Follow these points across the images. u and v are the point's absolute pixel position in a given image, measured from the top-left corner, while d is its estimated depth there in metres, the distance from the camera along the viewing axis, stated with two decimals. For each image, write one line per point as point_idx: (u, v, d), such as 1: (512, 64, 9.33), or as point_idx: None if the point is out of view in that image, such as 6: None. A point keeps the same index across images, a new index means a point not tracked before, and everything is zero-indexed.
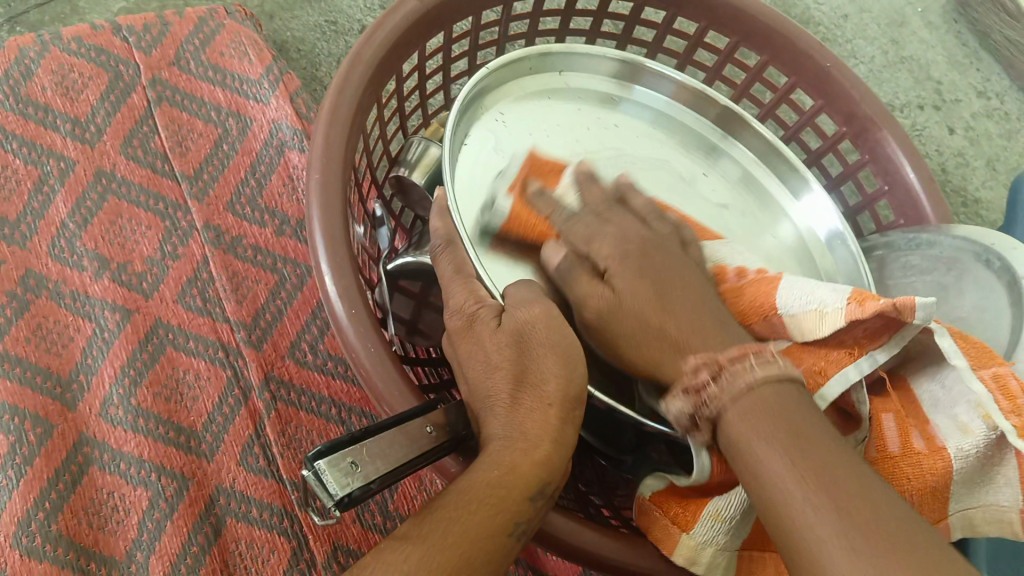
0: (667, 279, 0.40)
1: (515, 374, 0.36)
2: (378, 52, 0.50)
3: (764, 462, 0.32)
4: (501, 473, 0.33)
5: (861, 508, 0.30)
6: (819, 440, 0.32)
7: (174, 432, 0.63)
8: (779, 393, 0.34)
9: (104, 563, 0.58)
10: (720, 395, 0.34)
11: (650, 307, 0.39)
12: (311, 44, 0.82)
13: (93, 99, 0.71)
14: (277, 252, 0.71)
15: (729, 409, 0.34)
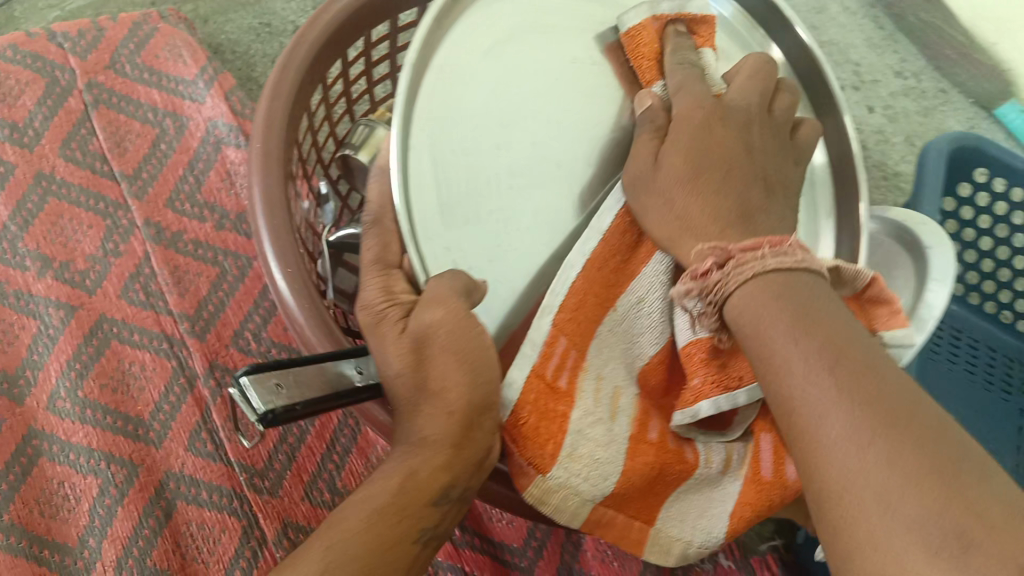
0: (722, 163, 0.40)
1: (415, 379, 0.34)
2: (322, 36, 0.53)
3: (781, 346, 0.32)
4: (397, 481, 0.33)
5: (882, 400, 0.29)
6: (837, 328, 0.32)
7: (122, 421, 0.64)
8: (794, 281, 0.34)
9: (57, 550, 0.60)
10: (725, 280, 0.35)
11: (711, 139, 0.41)
12: (246, 46, 0.84)
13: (30, 104, 0.72)
14: (218, 245, 0.73)
15: (736, 293, 0.34)
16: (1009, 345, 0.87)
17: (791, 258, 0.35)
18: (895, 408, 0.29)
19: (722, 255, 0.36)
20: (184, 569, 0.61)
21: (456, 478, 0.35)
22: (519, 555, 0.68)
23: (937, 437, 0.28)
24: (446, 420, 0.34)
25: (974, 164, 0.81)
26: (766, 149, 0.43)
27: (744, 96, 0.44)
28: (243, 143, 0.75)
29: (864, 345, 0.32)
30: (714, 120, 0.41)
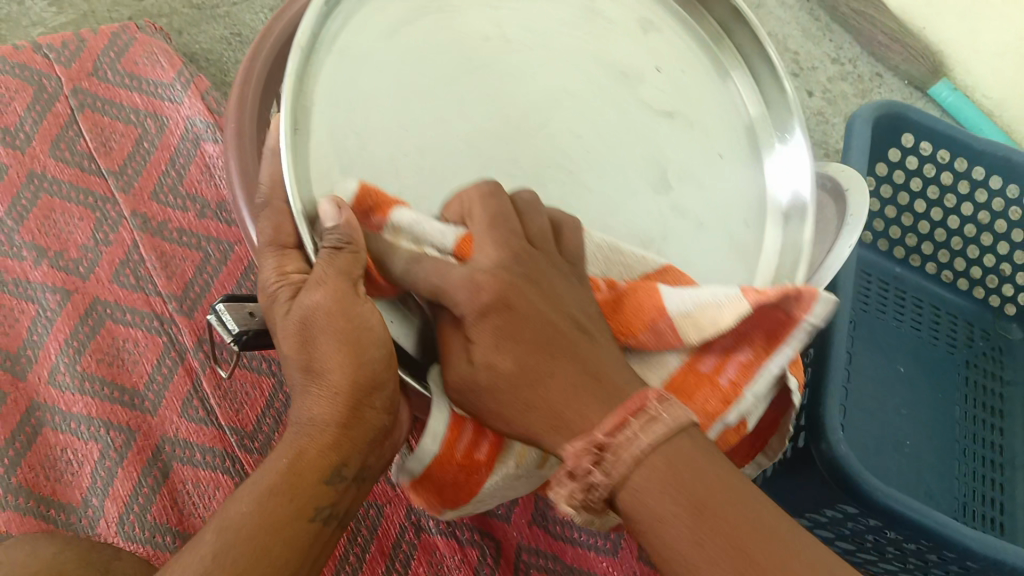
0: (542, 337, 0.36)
1: (302, 364, 0.38)
2: (272, 51, 0.62)
3: (650, 507, 0.33)
4: (290, 462, 0.38)
5: (739, 544, 0.33)
6: (699, 473, 0.34)
7: (118, 391, 0.69)
8: (678, 447, 0.34)
9: (63, 509, 0.64)
10: (606, 482, 0.34)
11: (520, 330, 0.36)
12: (219, 54, 0.90)
13: (20, 109, 0.78)
14: (200, 233, 0.78)
15: (620, 487, 0.34)
16: (957, 305, 0.91)
17: (662, 424, 0.34)
18: (737, 524, 0.33)
19: (594, 451, 0.34)
20: (182, 523, 0.66)
21: (353, 460, 0.39)
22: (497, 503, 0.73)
23: (763, 545, 0.33)
24: (336, 408, 0.38)
25: (901, 129, 0.82)
26: (556, 283, 0.37)
27: (489, 254, 0.36)
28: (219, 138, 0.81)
29: (710, 467, 0.34)
30: (535, 281, 0.37)
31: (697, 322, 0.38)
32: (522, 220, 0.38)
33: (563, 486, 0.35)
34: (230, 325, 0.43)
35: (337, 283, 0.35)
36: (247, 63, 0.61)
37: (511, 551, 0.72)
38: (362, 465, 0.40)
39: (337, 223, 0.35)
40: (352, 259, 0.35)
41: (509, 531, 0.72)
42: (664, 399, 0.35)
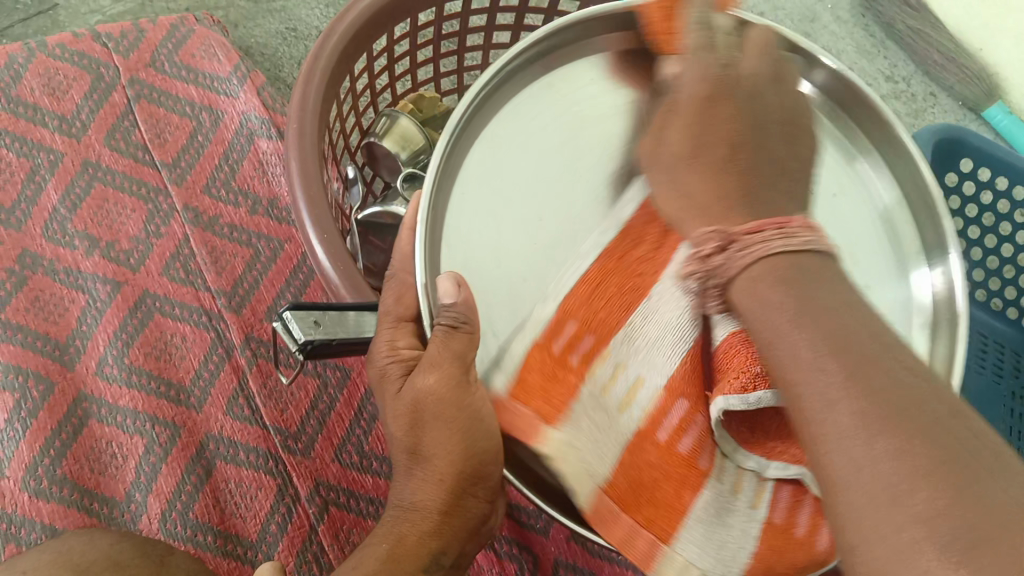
0: (712, 136, 0.39)
1: (413, 448, 0.40)
2: (334, 53, 0.62)
3: (794, 341, 0.31)
4: (389, 548, 0.40)
5: (898, 412, 0.28)
6: (861, 323, 0.31)
7: (165, 386, 0.69)
8: (809, 262, 0.34)
9: (106, 503, 0.64)
10: (725, 266, 0.35)
11: (717, 117, 0.39)
12: (274, 48, 0.89)
13: (77, 98, 0.78)
14: (251, 229, 0.77)
15: (735, 276, 0.35)
16: (1004, 334, 0.78)
17: (798, 239, 0.34)
18: (872, 355, 0.29)
19: (723, 237, 0.36)
20: (223, 522, 0.65)
21: (449, 544, 0.42)
22: (535, 517, 0.71)
23: (914, 409, 0.28)
24: (441, 490, 0.40)
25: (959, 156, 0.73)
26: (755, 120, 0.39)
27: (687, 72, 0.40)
28: (273, 134, 0.80)
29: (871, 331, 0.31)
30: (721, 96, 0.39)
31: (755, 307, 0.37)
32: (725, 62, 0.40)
33: (687, 262, 0.37)
34: (297, 333, 0.42)
35: (450, 365, 0.37)
36: (309, 63, 0.61)
37: (548, 566, 0.69)
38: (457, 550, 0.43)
39: (455, 301, 0.35)
40: (467, 341, 0.36)
41: (548, 546, 0.70)
42: (801, 228, 0.35)
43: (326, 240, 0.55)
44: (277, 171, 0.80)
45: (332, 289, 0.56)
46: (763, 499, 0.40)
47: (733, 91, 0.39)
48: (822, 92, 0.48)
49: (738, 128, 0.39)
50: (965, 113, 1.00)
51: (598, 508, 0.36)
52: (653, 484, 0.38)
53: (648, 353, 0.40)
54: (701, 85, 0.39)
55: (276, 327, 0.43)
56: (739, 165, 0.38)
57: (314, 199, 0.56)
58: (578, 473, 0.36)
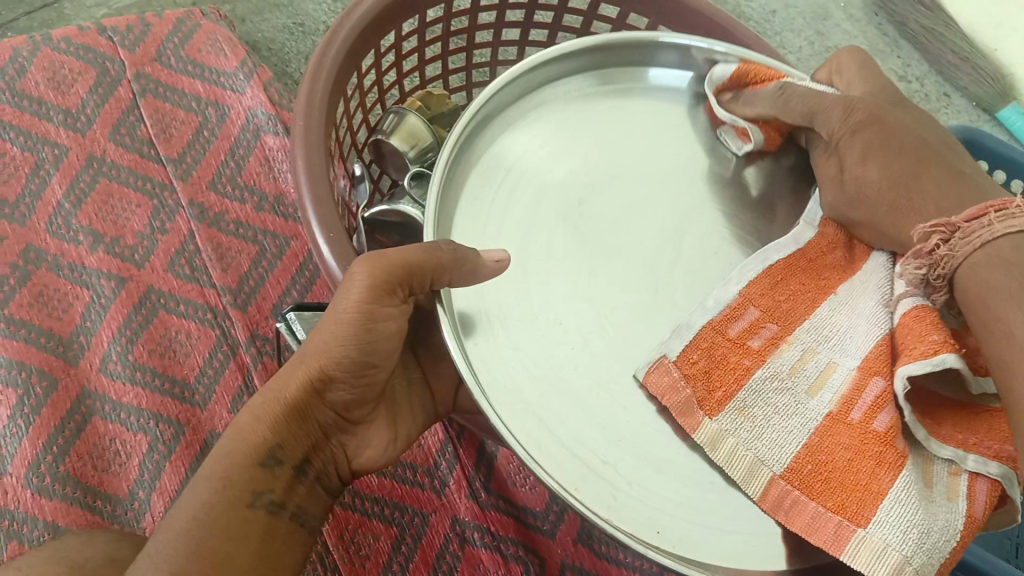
0: (897, 148, 0.44)
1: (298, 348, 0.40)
2: (342, 48, 0.61)
3: (996, 305, 0.38)
4: (232, 440, 0.40)
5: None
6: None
7: (169, 383, 0.69)
8: (1013, 243, 0.38)
9: (109, 501, 0.64)
10: (953, 256, 0.40)
11: (887, 138, 0.45)
12: (281, 43, 0.88)
13: (82, 92, 0.78)
14: (257, 226, 0.76)
15: (961, 264, 0.39)
16: None
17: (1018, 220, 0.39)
18: None
19: (947, 229, 0.40)
20: None
21: (296, 450, 0.41)
22: (541, 518, 0.70)
23: None
24: (297, 383, 0.39)
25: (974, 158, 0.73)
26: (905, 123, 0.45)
27: (835, 116, 0.46)
28: (280, 130, 0.80)
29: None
30: (876, 125, 0.45)
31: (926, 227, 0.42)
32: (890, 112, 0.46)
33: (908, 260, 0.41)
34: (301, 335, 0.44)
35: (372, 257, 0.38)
36: (316, 58, 0.60)
37: (554, 568, 0.69)
38: (307, 463, 0.42)
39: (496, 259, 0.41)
40: (451, 257, 0.38)
41: (554, 548, 0.69)
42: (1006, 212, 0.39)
43: (332, 239, 0.54)
44: (284, 167, 0.79)
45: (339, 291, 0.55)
46: (960, 492, 0.38)
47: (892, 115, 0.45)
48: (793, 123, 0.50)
49: (901, 147, 0.44)
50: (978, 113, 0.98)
51: (767, 493, 0.39)
52: (846, 462, 0.38)
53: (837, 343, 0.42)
54: (855, 118, 0.45)
55: (279, 327, 0.45)
56: (918, 187, 0.43)
57: (320, 197, 0.55)
58: (736, 458, 0.39)
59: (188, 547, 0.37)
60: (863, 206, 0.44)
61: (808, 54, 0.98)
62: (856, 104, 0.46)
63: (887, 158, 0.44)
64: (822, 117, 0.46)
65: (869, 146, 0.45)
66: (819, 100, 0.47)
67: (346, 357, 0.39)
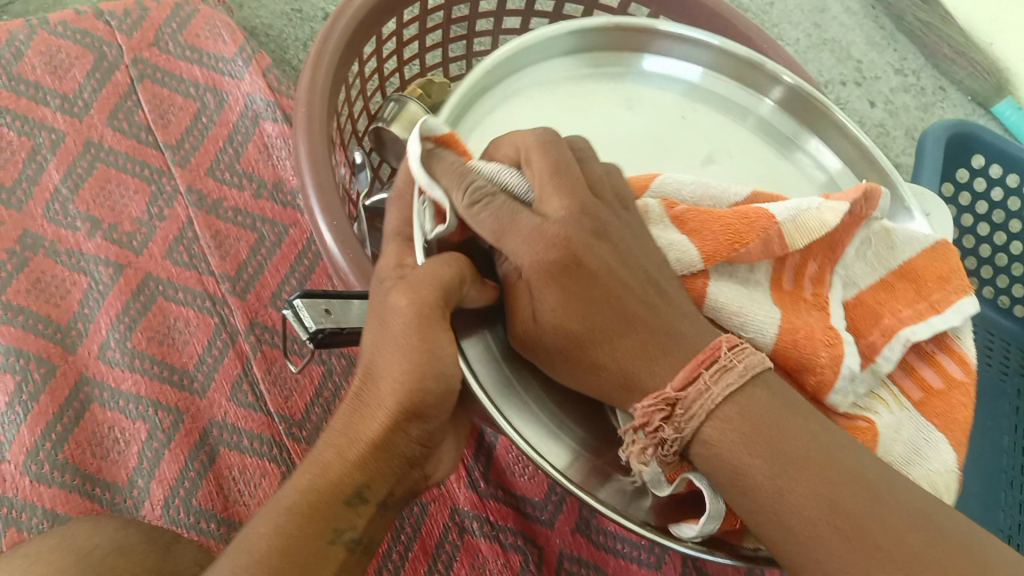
0: (596, 292, 0.35)
1: (365, 374, 0.37)
2: (345, 34, 0.61)
3: (751, 475, 0.32)
4: (311, 478, 0.37)
5: (859, 527, 0.31)
6: (796, 435, 0.33)
7: (168, 371, 0.68)
8: (757, 396, 0.33)
9: (108, 489, 0.63)
10: (682, 421, 0.33)
11: (576, 275, 0.35)
12: (279, 30, 0.87)
13: (80, 76, 0.77)
14: (256, 213, 0.76)
15: (703, 425, 0.33)
16: (1010, 331, 0.77)
17: (736, 373, 0.33)
18: (828, 482, 0.32)
19: (664, 404, 0.34)
20: (227, 509, 0.64)
21: (379, 487, 0.38)
22: (540, 508, 0.70)
23: (863, 515, 0.31)
24: (379, 422, 0.37)
25: (971, 153, 0.73)
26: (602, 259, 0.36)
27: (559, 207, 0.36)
28: (279, 117, 0.79)
29: (832, 446, 0.33)
30: (580, 252, 0.35)
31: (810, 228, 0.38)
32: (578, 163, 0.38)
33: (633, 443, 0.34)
34: (307, 322, 0.43)
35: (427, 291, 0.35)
36: (318, 46, 0.59)
37: (553, 559, 0.68)
38: (387, 497, 0.39)
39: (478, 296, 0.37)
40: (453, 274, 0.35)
41: (553, 537, 0.69)
42: (737, 347, 0.34)
43: (336, 228, 0.54)
44: (282, 155, 0.78)
45: (343, 279, 0.55)
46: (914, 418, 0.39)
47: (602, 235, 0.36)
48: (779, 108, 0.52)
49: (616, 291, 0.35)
50: (972, 107, 0.98)
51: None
52: None
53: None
54: (548, 236, 0.35)
55: (287, 316, 0.43)
56: (637, 324, 0.35)
57: (324, 186, 0.55)
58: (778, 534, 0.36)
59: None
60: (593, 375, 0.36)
61: (805, 46, 0.98)
62: (563, 232, 0.35)
63: (577, 294, 0.35)
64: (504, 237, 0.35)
65: (547, 289, 0.35)
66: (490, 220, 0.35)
67: (432, 397, 0.36)
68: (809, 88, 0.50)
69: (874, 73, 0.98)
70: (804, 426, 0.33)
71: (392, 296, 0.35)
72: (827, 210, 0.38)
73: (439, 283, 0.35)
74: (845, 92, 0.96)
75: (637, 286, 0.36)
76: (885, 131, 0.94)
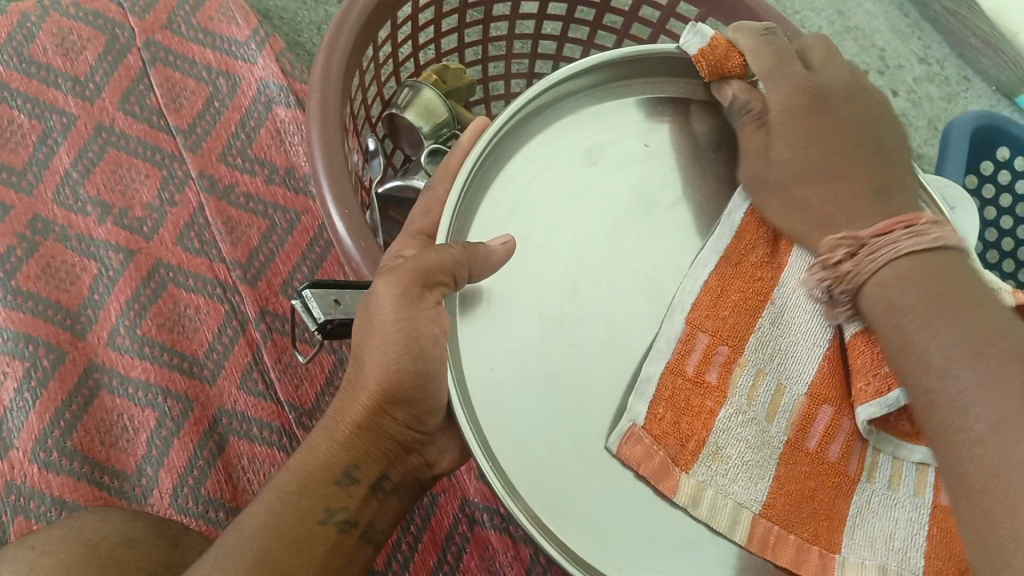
0: (824, 135, 0.43)
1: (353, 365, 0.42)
2: (362, 17, 0.60)
3: (914, 324, 0.37)
4: (308, 458, 0.42)
5: (1007, 361, 0.34)
6: (967, 297, 0.37)
7: (178, 358, 0.68)
8: (931, 263, 0.39)
9: (116, 477, 0.63)
10: (857, 273, 0.39)
11: (820, 118, 0.44)
12: (294, 12, 0.85)
13: (91, 59, 0.76)
14: (267, 199, 0.75)
15: (867, 280, 0.39)
16: None
17: (927, 239, 0.39)
18: (1009, 356, 0.34)
19: (853, 244, 0.41)
20: (235, 499, 0.64)
21: (368, 467, 0.43)
22: None
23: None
24: (364, 404, 0.42)
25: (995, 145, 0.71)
26: (818, 125, 0.44)
27: (779, 97, 0.44)
28: (292, 102, 0.78)
29: (988, 305, 0.37)
30: (818, 105, 0.44)
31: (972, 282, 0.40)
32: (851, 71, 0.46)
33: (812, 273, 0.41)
34: (316, 313, 0.42)
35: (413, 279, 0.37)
36: (334, 28, 0.59)
37: None
38: (379, 481, 0.44)
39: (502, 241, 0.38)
40: (454, 261, 0.37)
41: None
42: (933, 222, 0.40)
43: (347, 217, 0.53)
44: (295, 140, 0.77)
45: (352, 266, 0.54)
46: (926, 485, 0.39)
47: (825, 96, 0.44)
48: None
49: (833, 134, 0.43)
50: (997, 97, 0.96)
51: (753, 534, 0.38)
52: (802, 496, 0.39)
53: (783, 363, 0.40)
54: (797, 102, 0.44)
55: (296, 306, 0.43)
56: (852, 173, 0.43)
57: (335, 172, 0.54)
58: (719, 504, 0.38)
59: (252, 548, 0.39)
60: (806, 202, 0.43)
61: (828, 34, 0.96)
62: (815, 85, 0.44)
63: (809, 148, 0.43)
64: (775, 80, 0.44)
65: (786, 139, 0.44)
66: (767, 86, 0.44)
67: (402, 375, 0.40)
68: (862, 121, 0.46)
69: (896, 62, 0.96)
70: (977, 300, 0.37)
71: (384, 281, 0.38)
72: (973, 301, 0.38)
73: (425, 268, 0.37)
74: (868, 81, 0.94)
75: (860, 158, 0.43)
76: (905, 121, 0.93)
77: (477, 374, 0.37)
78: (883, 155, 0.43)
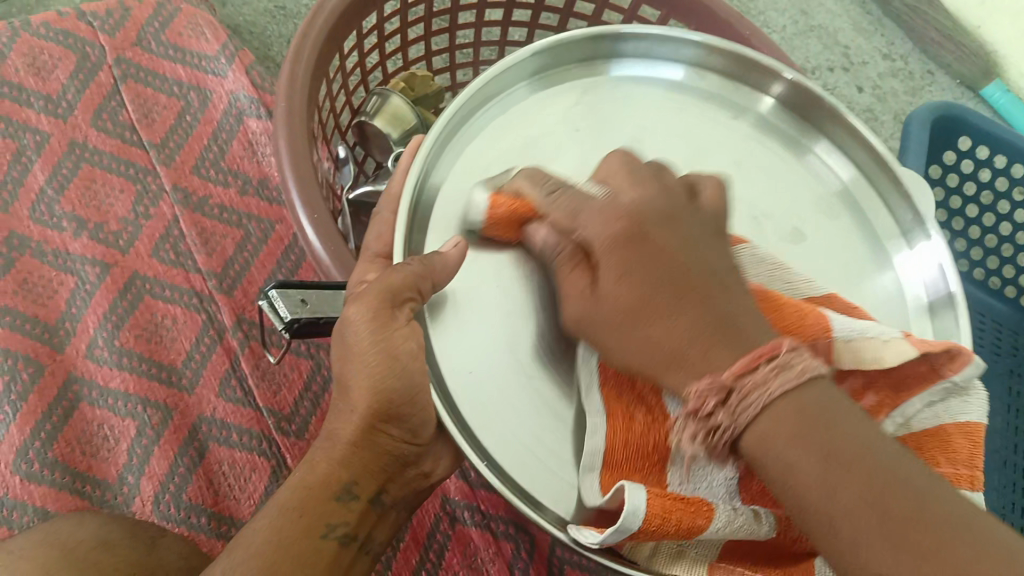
0: (658, 266, 0.35)
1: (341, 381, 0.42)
2: (325, 26, 0.61)
3: (802, 480, 0.30)
4: (308, 472, 0.43)
5: (899, 518, 0.29)
6: (839, 436, 0.31)
7: (156, 368, 0.68)
8: (812, 396, 0.32)
9: (98, 486, 0.64)
10: (733, 419, 0.31)
11: (644, 249, 0.35)
12: (263, 27, 0.87)
13: (63, 78, 0.77)
14: (241, 210, 0.76)
15: (748, 428, 0.31)
16: (999, 311, 0.77)
17: (793, 372, 0.31)
18: (871, 480, 0.30)
19: (720, 389, 0.32)
20: (217, 504, 0.65)
21: (367, 483, 0.44)
22: None
23: (900, 497, 0.29)
24: (359, 422, 0.42)
25: (955, 133, 0.72)
26: (668, 247, 0.36)
27: (598, 228, 0.36)
28: (262, 113, 0.79)
29: (874, 447, 0.31)
30: (645, 227, 0.36)
31: (858, 353, 0.36)
32: (656, 176, 0.39)
33: (682, 423, 0.33)
34: (283, 312, 0.43)
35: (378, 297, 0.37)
36: (298, 38, 0.60)
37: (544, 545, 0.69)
38: (378, 493, 0.45)
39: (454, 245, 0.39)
40: (407, 276, 0.37)
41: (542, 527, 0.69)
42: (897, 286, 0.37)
43: (314, 218, 0.54)
44: (266, 151, 0.78)
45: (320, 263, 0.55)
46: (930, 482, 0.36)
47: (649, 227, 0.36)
48: (780, 101, 0.50)
49: (683, 265, 0.36)
50: (959, 90, 0.98)
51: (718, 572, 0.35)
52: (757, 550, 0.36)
53: None
54: (612, 230, 0.36)
55: (263, 305, 0.44)
56: (691, 308, 0.34)
57: (301, 173, 0.55)
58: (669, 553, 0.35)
59: (258, 566, 0.40)
60: (640, 350, 0.34)
61: (791, 33, 0.98)
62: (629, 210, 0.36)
63: (643, 277, 0.35)
64: (578, 220, 0.36)
65: (607, 266, 0.35)
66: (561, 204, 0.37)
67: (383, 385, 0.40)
68: (810, 84, 0.48)
69: (860, 58, 0.97)
70: (860, 442, 0.31)
71: (355, 304, 0.39)
72: (889, 348, 0.36)
73: (390, 287, 0.37)
74: (833, 78, 0.96)
75: (707, 293, 0.35)
76: (872, 116, 0.94)
77: (458, 382, 0.38)
78: (688, 246, 0.36)
